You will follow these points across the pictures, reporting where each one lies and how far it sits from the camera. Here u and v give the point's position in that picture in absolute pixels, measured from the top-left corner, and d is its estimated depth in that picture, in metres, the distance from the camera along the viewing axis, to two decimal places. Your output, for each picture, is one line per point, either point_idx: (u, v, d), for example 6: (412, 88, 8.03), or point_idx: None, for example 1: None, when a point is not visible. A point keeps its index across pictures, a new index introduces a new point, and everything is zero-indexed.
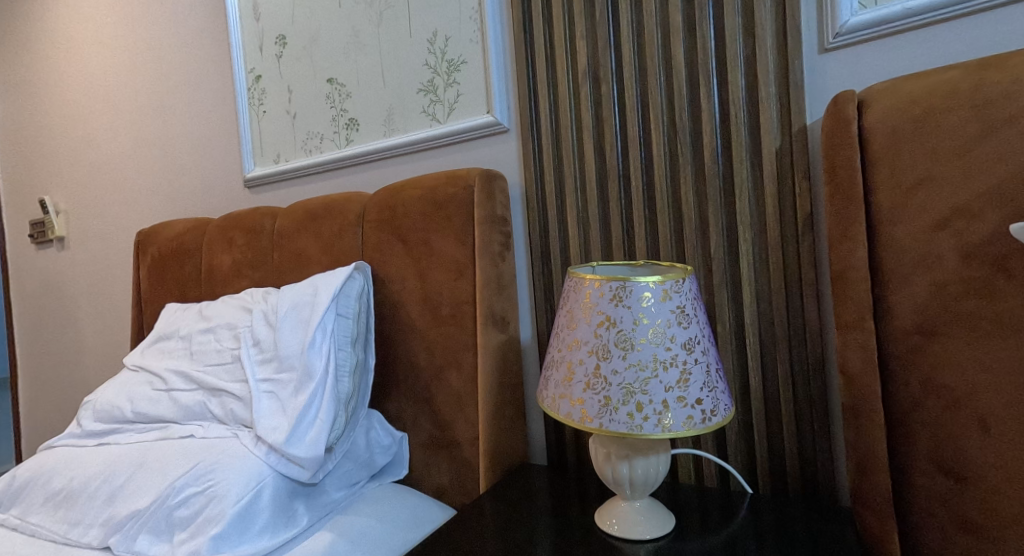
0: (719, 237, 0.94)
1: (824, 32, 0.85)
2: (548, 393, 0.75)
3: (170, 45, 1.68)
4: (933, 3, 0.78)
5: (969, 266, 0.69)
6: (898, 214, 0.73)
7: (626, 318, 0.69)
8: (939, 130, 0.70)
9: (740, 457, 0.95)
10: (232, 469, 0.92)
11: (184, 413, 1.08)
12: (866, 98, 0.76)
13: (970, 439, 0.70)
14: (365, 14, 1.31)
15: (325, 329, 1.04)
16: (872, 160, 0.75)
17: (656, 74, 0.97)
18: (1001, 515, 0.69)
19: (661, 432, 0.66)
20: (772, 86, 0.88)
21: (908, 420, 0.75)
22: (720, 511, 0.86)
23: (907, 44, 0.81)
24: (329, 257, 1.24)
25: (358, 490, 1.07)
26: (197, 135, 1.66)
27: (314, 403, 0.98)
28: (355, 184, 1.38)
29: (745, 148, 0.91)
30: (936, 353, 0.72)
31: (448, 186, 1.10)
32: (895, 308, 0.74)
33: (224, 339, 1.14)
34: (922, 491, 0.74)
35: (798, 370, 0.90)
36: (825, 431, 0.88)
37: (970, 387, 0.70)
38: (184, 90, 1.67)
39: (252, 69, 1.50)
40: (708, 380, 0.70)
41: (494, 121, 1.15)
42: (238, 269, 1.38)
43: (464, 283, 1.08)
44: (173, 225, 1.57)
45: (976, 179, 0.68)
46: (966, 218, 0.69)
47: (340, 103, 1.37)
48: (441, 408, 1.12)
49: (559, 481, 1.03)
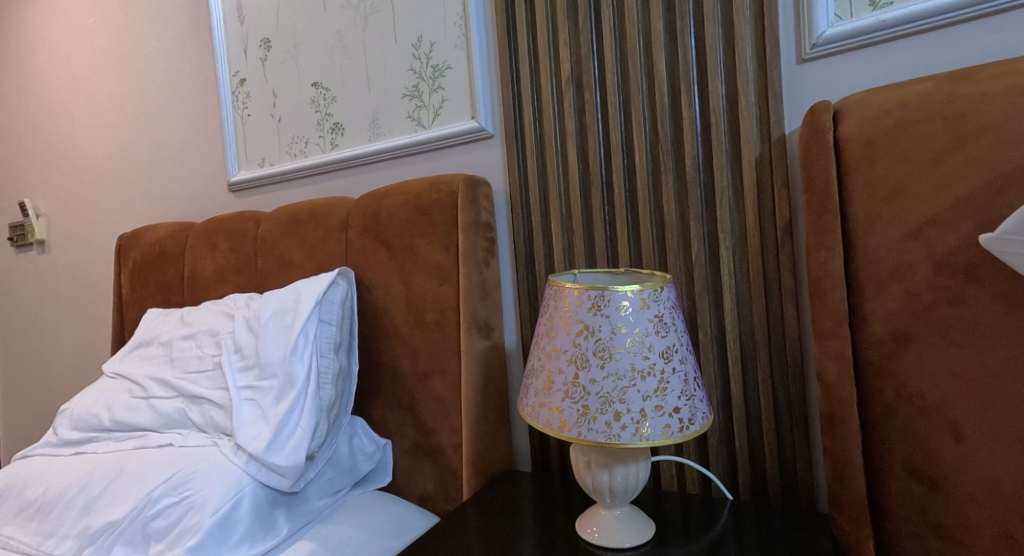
0: (701, 245, 0.95)
1: (802, 42, 0.86)
2: (528, 401, 0.75)
3: (153, 47, 1.66)
4: (907, 16, 0.79)
5: (940, 276, 0.70)
6: (873, 222, 0.74)
7: (604, 327, 0.69)
8: (912, 141, 0.71)
9: (722, 463, 0.96)
10: (210, 479, 0.91)
11: (163, 422, 1.06)
12: (842, 109, 0.77)
13: (943, 445, 0.71)
14: (349, 18, 1.30)
15: (307, 336, 1.03)
16: (848, 170, 0.76)
17: (639, 82, 0.98)
18: (972, 520, 0.70)
19: (639, 440, 0.67)
20: (751, 95, 0.89)
21: (882, 426, 0.76)
22: (702, 517, 0.87)
23: (882, 55, 0.83)
24: (313, 262, 1.24)
25: (340, 498, 1.06)
26: (181, 138, 1.64)
27: (295, 411, 0.97)
28: (340, 190, 1.37)
29: (725, 156, 0.92)
30: (909, 361, 0.73)
31: (432, 191, 1.10)
32: (870, 316, 0.75)
33: (205, 346, 1.13)
34: (897, 497, 0.76)
35: (778, 376, 0.90)
36: (805, 436, 0.89)
37: (942, 395, 0.71)
38: (167, 93, 1.65)
39: (237, 72, 1.49)
40: (687, 388, 0.70)
41: (478, 127, 1.15)
42: (221, 274, 1.37)
43: (448, 289, 1.08)
44: (155, 230, 1.55)
45: (948, 189, 0.69)
46: (938, 227, 0.70)
47: (325, 107, 1.36)
48: (424, 415, 1.12)
49: (544, 487, 1.03)
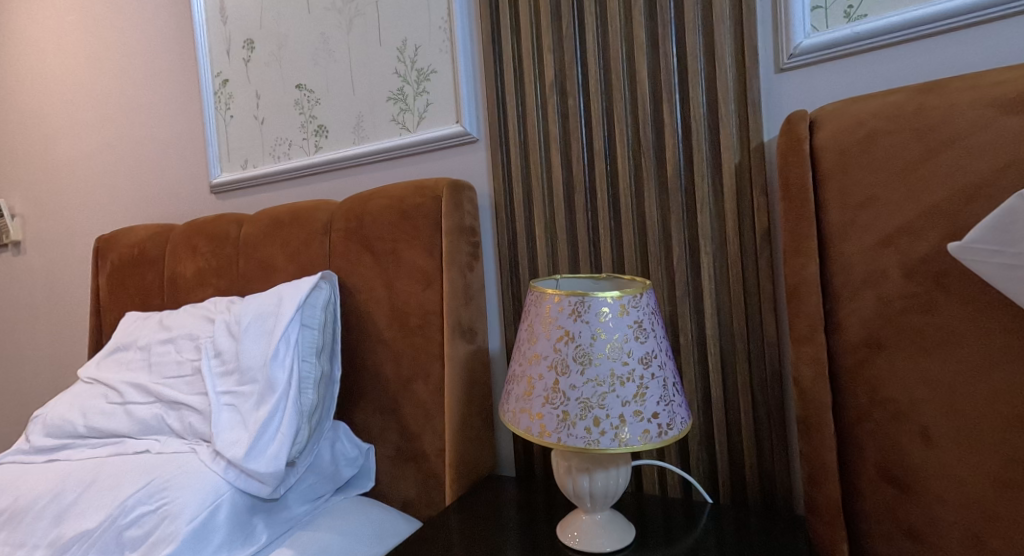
0: (682, 250, 0.96)
1: (780, 52, 0.88)
2: (509, 407, 0.75)
3: (134, 46, 1.64)
4: (881, 28, 0.81)
5: (911, 283, 0.72)
6: (847, 229, 0.76)
7: (584, 333, 0.70)
8: (884, 151, 0.73)
9: (702, 467, 0.97)
10: (187, 486, 0.90)
11: (140, 428, 1.05)
12: (818, 118, 0.78)
13: (914, 449, 0.73)
14: (334, 21, 1.30)
15: (288, 341, 1.02)
16: (823, 178, 0.77)
17: (622, 89, 0.99)
18: (942, 523, 0.71)
19: (618, 446, 0.67)
20: (731, 103, 0.91)
21: (856, 430, 0.77)
22: (682, 520, 0.87)
23: (857, 66, 0.84)
24: (295, 265, 1.23)
25: (321, 504, 1.06)
26: (162, 140, 1.63)
27: (276, 417, 0.96)
28: (323, 193, 1.37)
29: (706, 163, 0.93)
30: (881, 366, 0.74)
31: (415, 195, 1.10)
32: (844, 322, 0.77)
33: (184, 350, 1.11)
34: (870, 500, 0.77)
35: (757, 380, 0.92)
36: (783, 440, 0.90)
37: (912, 399, 0.72)
38: (148, 93, 1.63)
39: (219, 72, 1.48)
40: (665, 394, 0.71)
41: (463, 131, 1.16)
42: (202, 277, 1.35)
43: (431, 293, 1.08)
44: (134, 231, 1.53)
45: (919, 198, 0.71)
46: (909, 235, 0.72)
47: (309, 109, 1.35)
48: (407, 419, 1.11)
49: (527, 492, 1.03)
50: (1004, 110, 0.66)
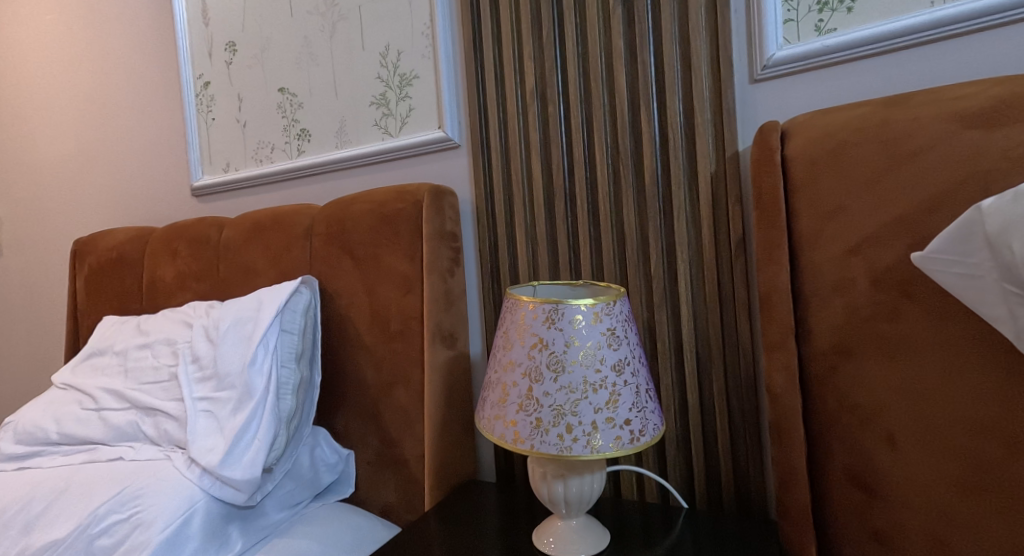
0: (659, 257, 0.97)
1: (754, 63, 0.89)
2: (484, 414, 0.75)
3: (113, 47, 1.62)
4: (851, 42, 0.83)
5: (877, 291, 0.73)
6: (817, 238, 0.77)
7: (558, 340, 0.70)
8: (852, 162, 0.74)
9: (679, 471, 0.98)
10: (161, 495, 0.89)
11: (114, 434, 1.04)
12: (789, 129, 0.80)
13: (880, 454, 0.74)
14: (317, 24, 1.29)
15: (266, 347, 1.01)
16: (794, 188, 0.79)
17: (601, 96, 1.00)
18: (907, 525, 0.73)
19: (591, 452, 0.68)
20: (707, 112, 0.92)
21: (826, 435, 0.79)
22: (659, 524, 0.88)
23: (829, 78, 0.86)
24: (276, 270, 1.22)
25: (299, 511, 1.05)
26: (142, 142, 1.61)
27: (253, 423, 0.95)
28: (304, 197, 1.36)
29: (683, 171, 0.94)
30: (850, 372, 0.76)
31: (396, 201, 1.10)
32: (814, 329, 0.78)
33: (161, 355, 1.10)
34: (838, 504, 0.78)
35: (732, 385, 0.93)
36: (757, 445, 0.91)
37: (878, 405, 0.74)
38: (129, 95, 1.61)
39: (201, 74, 1.47)
40: (638, 400, 0.71)
41: (445, 137, 1.16)
42: (182, 281, 1.34)
43: (412, 299, 1.08)
44: (113, 234, 1.51)
45: (885, 208, 0.72)
46: (875, 245, 0.73)
47: (291, 113, 1.35)
48: (388, 425, 1.11)
49: (507, 497, 1.04)
50: (965, 124, 0.68)
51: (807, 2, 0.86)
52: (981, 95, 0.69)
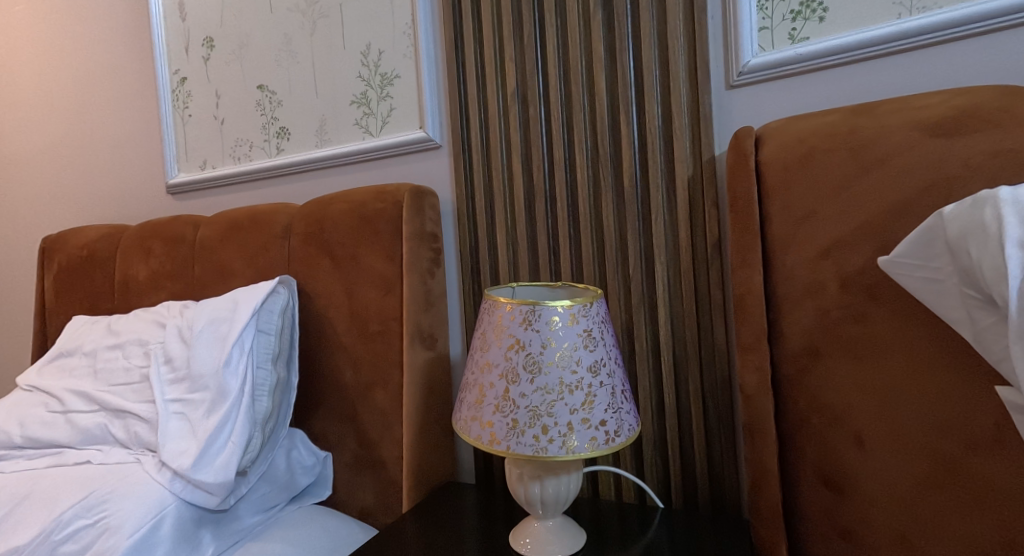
0: (638, 259, 0.98)
1: (730, 69, 0.91)
2: (462, 415, 0.75)
3: (86, 40, 1.59)
4: (823, 51, 0.84)
5: (847, 294, 0.75)
6: (789, 242, 0.78)
7: (535, 341, 0.71)
8: (823, 168, 0.76)
9: (656, 472, 0.99)
10: (130, 499, 0.87)
11: (81, 437, 1.01)
12: (763, 135, 0.81)
13: (849, 453, 0.76)
14: (296, 22, 1.28)
15: (242, 347, 1.00)
16: (767, 193, 0.80)
17: (581, 99, 1.01)
18: (874, 524, 0.74)
19: (566, 453, 0.68)
20: (685, 116, 0.93)
21: (797, 435, 0.80)
22: (635, 523, 0.89)
23: (802, 85, 0.88)
24: (253, 269, 1.20)
25: (274, 514, 1.04)
26: (115, 139, 1.58)
27: (227, 425, 0.94)
28: (283, 197, 1.35)
29: (661, 174, 0.96)
30: (820, 373, 0.77)
31: (376, 201, 1.09)
32: (786, 331, 0.79)
33: (132, 356, 1.08)
34: (809, 503, 0.80)
35: (708, 387, 0.94)
36: (731, 445, 0.93)
37: (847, 406, 0.75)
38: (102, 89, 1.58)
39: (177, 70, 1.44)
40: (614, 401, 0.72)
41: (426, 137, 1.16)
42: (156, 281, 1.32)
43: (391, 299, 1.07)
44: (84, 232, 1.47)
45: (855, 213, 0.74)
46: (844, 249, 0.75)
47: (270, 110, 1.33)
48: (366, 426, 1.10)
49: (486, 499, 1.04)
50: (930, 133, 0.70)
51: (781, 11, 0.88)
52: (944, 105, 0.71)
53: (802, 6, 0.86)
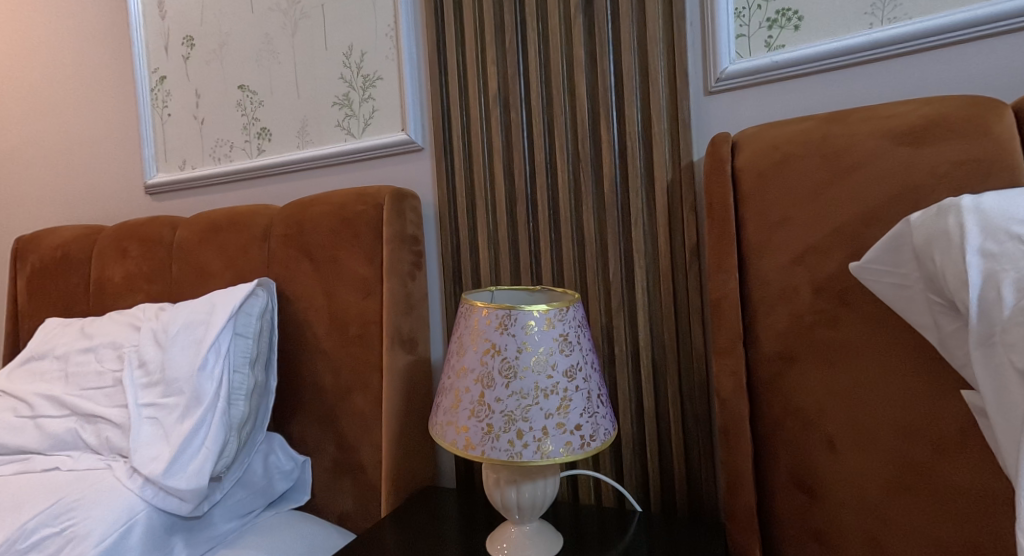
0: (618, 263, 0.98)
1: (708, 76, 0.91)
2: (438, 419, 0.75)
3: (63, 37, 1.55)
4: (799, 58, 0.85)
5: (820, 299, 0.76)
6: (764, 247, 0.79)
7: (510, 346, 0.71)
8: (797, 175, 0.77)
9: (635, 477, 0.99)
10: (99, 506, 0.86)
11: (50, 443, 0.99)
12: (740, 141, 0.82)
13: (821, 457, 0.77)
14: (278, 21, 1.27)
15: (218, 351, 0.98)
16: (743, 199, 0.80)
17: (562, 104, 1.01)
18: (846, 526, 0.75)
19: (541, 458, 0.68)
20: (664, 122, 0.94)
21: (771, 439, 0.81)
22: (614, 526, 0.89)
23: (779, 92, 0.89)
24: (232, 272, 1.19)
25: (250, 520, 1.03)
26: (91, 138, 1.55)
27: (201, 430, 0.92)
28: (263, 198, 1.34)
29: (640, 179, 0.96)
30: (794, 377, 0.78)
31: (356, 203, 1.08)
32: (761, 335, 0.80)
33: (106, 360, 1.05)
34: (782, 506, 0.80)
35: (686, 390, 0.95)
36: (709, 449, 0.93)
37: (820, 409, 0.76)
38: (78, 87, 1.55)
39: (156, 68, 1.42)
40: (590, 405, 0.72)
41: (408, 139, 1.15)
42: (132, 283, 1.29)
43: (371, 302, 1.07)
44: (58, 232, 1.44)
45: (828, 219, 0.75)
46: (817, 255, 0.76)
47: (251, 111, 1.32)
48: (345, 431, 1.09)
49: (467, 503, 1.03)
50: (899, 141, 0.71)
51: (758, 19, 0.89)
52: (912, 114, 0.72)
53: (778, 15, 0.87)
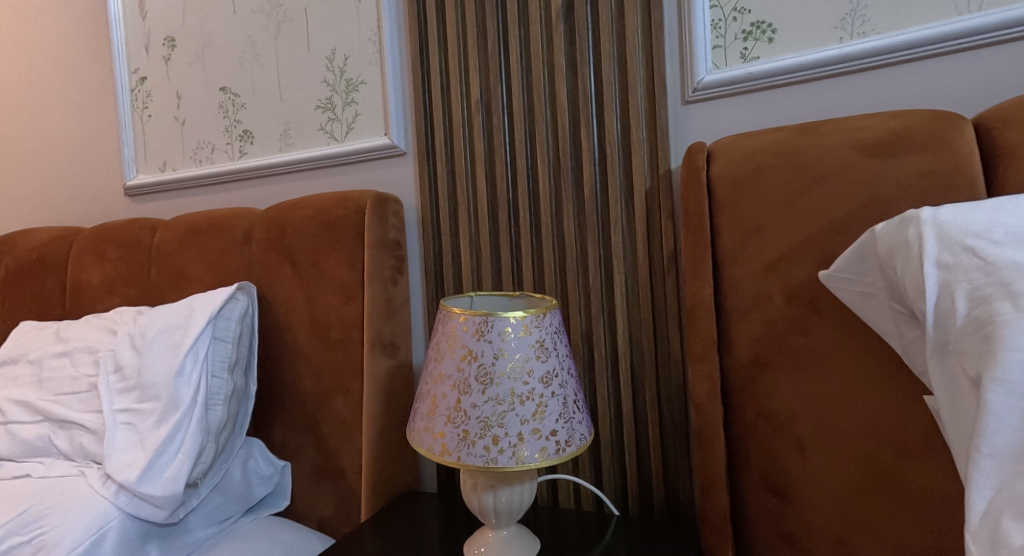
0: (598, 269, 0.99)
1: (686, 85, 0.93)
2: (415, 425, 0.75)
3: (41, 36, 1.53)
4: (773, 70, 0.87)
5: (791, 306, 0.77)
6: (738, 255, 0.80)
7: (487, 352, 0.71)
8: (771, 185, 0.78)
9: (614, 481, 1.00)
10: (70, 514, 0.85)
11: (22, 450, 0.99)
12: (715, 150, 0.84)
13: (792, 460, 0.78)
14: (260, 24, 1.26)
15: (196, 355, 0.97)
16: (718, 207, 0.82)
17: (544, 110, 1.02)
18: (815, 528, 0.77)
19: (516, 464, 0.68)
20: (643, 130, 0.95)
21: (744, 443, 0.82)
22: (593, 530, 0.90)
23: (754, 103, 0.90)
24: (212, 275, 1.18)
25: (228, 526, 1.02)
26: (69, 139, 1.53)
27: (177, 436, 0.91)
28: (244, 201, 1.33)
29: (620, 186, 0.97)
30: (766, 383, 0.79)
31: (338, 207, 1.08)
32: (734, 341, 0.81)
33: (80, 364, 1.04)
34: (754, 509, 0.82)
35: (664, 394, 0.96)
36: (686, 453, 0.95)
37: (790, 414, 0.78)
38: (57, 87, 1.53)
39: (137, 69, 1.41)
40: (565, 411, 0.72)
41: (390, 144, 1.15)
42: (109, 285, 1.28)
43: (352, 307, 1.06)
44: (35, 234, 1.42)
45: (799, 228, 0.77)
46: (789, 263, 0.77)
47: (232, 113, 1.31)
48: (325, 436, 1.09)
49: (448, 507, 1.03)
50: (866, 153, 0.73)
51: (733, 31, 0.90)
52: (878, 127, 0.74)
53: (753, 27, 0.89)
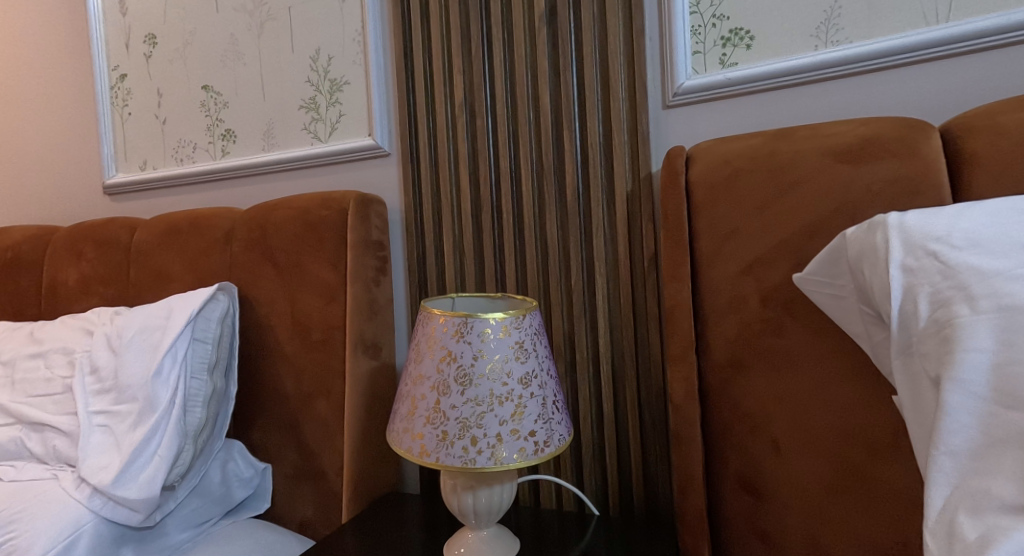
0: (580, 270, 1.00)
1: (666, 90, 0.94)
2: (395, 426, 0.76)
3: (18, 32, 1.51)
4: (751, 76, 0.88)
5: (766, 308, 0.78)
6: (716, 257, 0.82)
7: (466, 353, 0.71)
8: (747, 189, 0.79)
9: (596, 482, 1.01)
10: (42, 518, 0.84)
11: None
12: (694, 154, 0.85)
13: (767, 459, 0.79)
14: (243, 23, 1.25)
15: (174, 356, 0.96)
16: (697, 211, 0.83)
17: (526, 112, 1.02)
18: (789, 526, 0.78)
19: (495, 464, 0.69)
20: (624, 134, 0.96)
21: (721, 443, 0.83)
22: (574, 530, 0.90)
23: (733, 108, 0.92)
24: (192, 275, 1.17)
25: (206, 529, 1.01)
26: (47, 137, 1.50)
27: (154, 438, 0.90)
28: (225, 201, 1.32)
29: (601, 189, 0.98)
30: (742, 383, 0.80)
31: (320, 208, 1.08)
32: (712, 343, 0.82)
33: (55, 365, 1.02)
34: (731, 509, 0.83)
35: (645, 395, 0.97)
36: (666, 454, 0.95)
37: (766, 414, 0.79)
38: (34, 84, 1.50)
39: (117, 67, 1.39)
40: (544, 412, 0.73)
41: (374, 145, 1.15)
42: (86, 285, 1.26)
43: (334, 308, 1.06)
44: (9, 233, 1.40)
45: (775, 231, 0.78)
46: (765, 265, 0.79)
47: (214, 112, 1.30)
48: (306, 437, 1.08)
49: (430, 509, 1.03)
50: (838, 159, 0.75)
51: (713, 36, 0.92)
52: (850, 133, 0.75)
53: (732, 34, 0.90)
